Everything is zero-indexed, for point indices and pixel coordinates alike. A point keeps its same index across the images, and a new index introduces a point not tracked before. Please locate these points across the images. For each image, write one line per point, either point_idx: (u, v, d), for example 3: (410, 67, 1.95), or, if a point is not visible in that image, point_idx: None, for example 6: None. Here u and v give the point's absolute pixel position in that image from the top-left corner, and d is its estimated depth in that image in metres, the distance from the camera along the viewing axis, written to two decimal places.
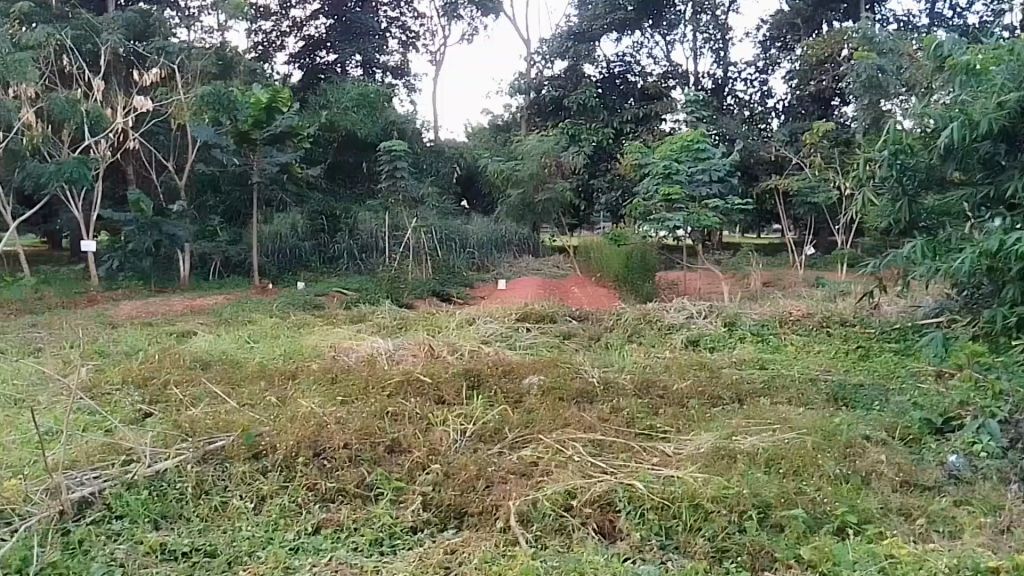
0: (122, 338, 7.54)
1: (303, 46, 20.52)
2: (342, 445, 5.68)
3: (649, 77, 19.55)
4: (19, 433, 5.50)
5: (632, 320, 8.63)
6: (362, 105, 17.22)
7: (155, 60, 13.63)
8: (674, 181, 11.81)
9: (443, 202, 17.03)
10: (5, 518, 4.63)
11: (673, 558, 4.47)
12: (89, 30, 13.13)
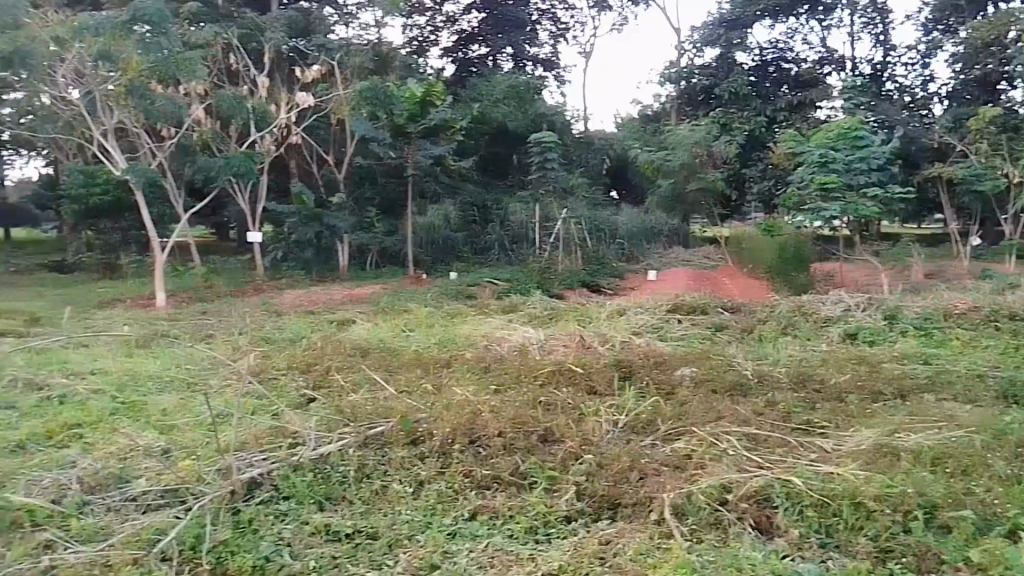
0: (286, 326, 8.13)
1: (456, 40, 20.02)
2: (497, 433, 5.40)
3: (803, 64, 18.89)
4: (193, 416, 5.41)
5: (786, 312, 8.72)
6: (511, 96, 17.35)
7: (316, 57, 14.22)
8: (831, 171, 11.86)
9: (593, 191, 17.39)
10: (180, 496, 4.40)
11: (835, 558, 4.15)
12: (254, 29, 14.04)
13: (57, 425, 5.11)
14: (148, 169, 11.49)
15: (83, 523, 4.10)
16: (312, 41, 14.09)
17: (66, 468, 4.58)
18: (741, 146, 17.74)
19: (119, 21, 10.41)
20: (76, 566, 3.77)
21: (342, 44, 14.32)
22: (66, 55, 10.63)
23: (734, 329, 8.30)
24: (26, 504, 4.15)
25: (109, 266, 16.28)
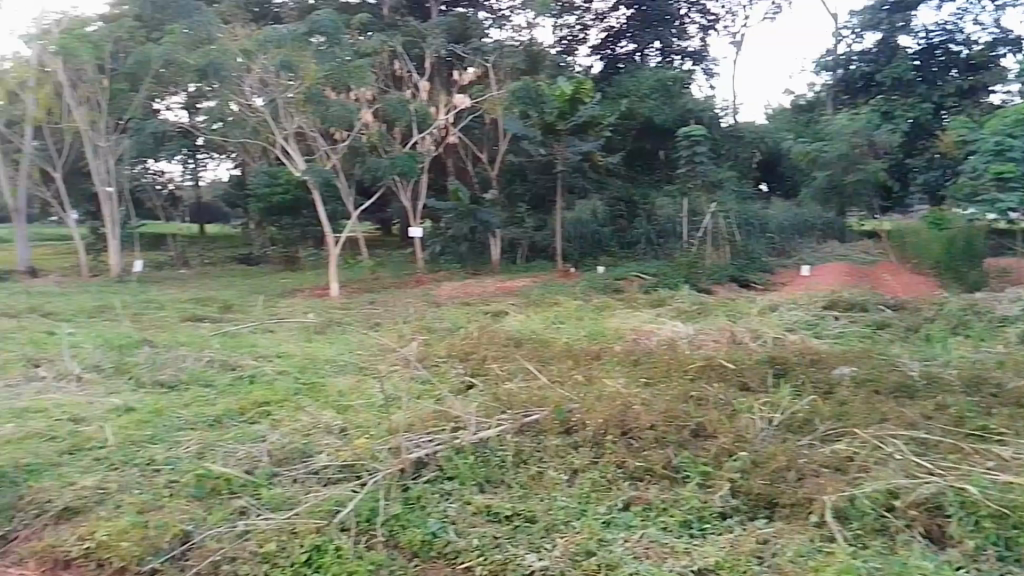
0: (445, 316, 8.59)
1: (604, 38, 20.11)
2: (650, 426, 5.40)
3: (975, 45, 17.32)
4: (366, 398, 5.80)
5: (956, 311, 8.28)
6: (659, 91, 17.09)
7: (472, 60, 15.00)
8: (1009, 158, 11.23)
9: (742, 184, 17.19)
10: (356, 471, 4.73)
11: (1017, 574, 3.88)
12: (416, 35, 14.90)
13: (248, 402, 5.60)
14: (322, 170, 12.48)
15: (272, 492, 4.46)
16: (470, 45, 14.83)
17: (257, 441, 5.03)
18: (905, 134, 16.63)
19: (299, 33, 11.38)
20: (266, 532, 4.10)
21: (495, 45, 14.96)
22: (252, 66, 11.94)
23: (898, 328, 7.90)
24: (223, 473, 4.57)
25: (290, 260, 18.10)
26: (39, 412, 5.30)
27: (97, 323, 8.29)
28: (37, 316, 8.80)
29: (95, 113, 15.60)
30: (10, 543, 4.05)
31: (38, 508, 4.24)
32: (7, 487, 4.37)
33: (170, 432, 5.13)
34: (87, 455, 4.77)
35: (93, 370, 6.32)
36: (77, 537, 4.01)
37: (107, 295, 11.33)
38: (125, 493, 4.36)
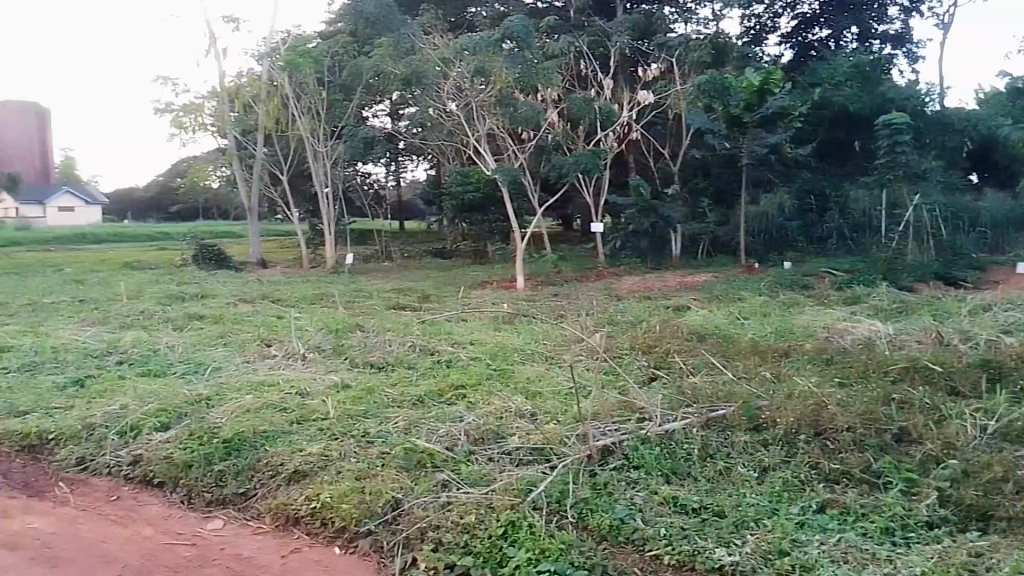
0: (629, 309, 8.74)
1: (796, 25, 19.40)
2: (846, 427, 5.18)
3: None
4: (553, 385, 6.04)
5: None
6: (854, 77, 16.49)
7: (657, 55, 14.95)
8: None
9: (948, 175, 15.92)
10: (545, 454, 4.99)
11: None
12: (602, 34, 15.10)
13: (446, 385, 6.00)
14: (512, 169, 13.04)
15: (470, 469, 4.81)
16: (655, 41, 14.81)
17: (454, 421, 5.41)
18: None
19: (494, 39, 12.18)
20: (467, 504, 4.43)
21: (682, 40, 14.77)
22: (450, 74, 12.71)
23: None
24: (427, 449, 5.01)
25: (479, 253, 19.29)
26: (273, 385, 6.00)
27: (317, 309, 9.21)
28: (266, 302, 9.91)
29: (316, 123, 17.44)
30: (250, 500, 4.69)
31: (272, 469, 4.85)
32: (249, 449, 5.04)
33: (379, 409, 5.61)
34: (311, 426, 5.35)
35: (316, 350, 7.03)
36: (304, 498, 4.59)
37: (321, 284, 12.52)
38: (344, 461, 4.88)
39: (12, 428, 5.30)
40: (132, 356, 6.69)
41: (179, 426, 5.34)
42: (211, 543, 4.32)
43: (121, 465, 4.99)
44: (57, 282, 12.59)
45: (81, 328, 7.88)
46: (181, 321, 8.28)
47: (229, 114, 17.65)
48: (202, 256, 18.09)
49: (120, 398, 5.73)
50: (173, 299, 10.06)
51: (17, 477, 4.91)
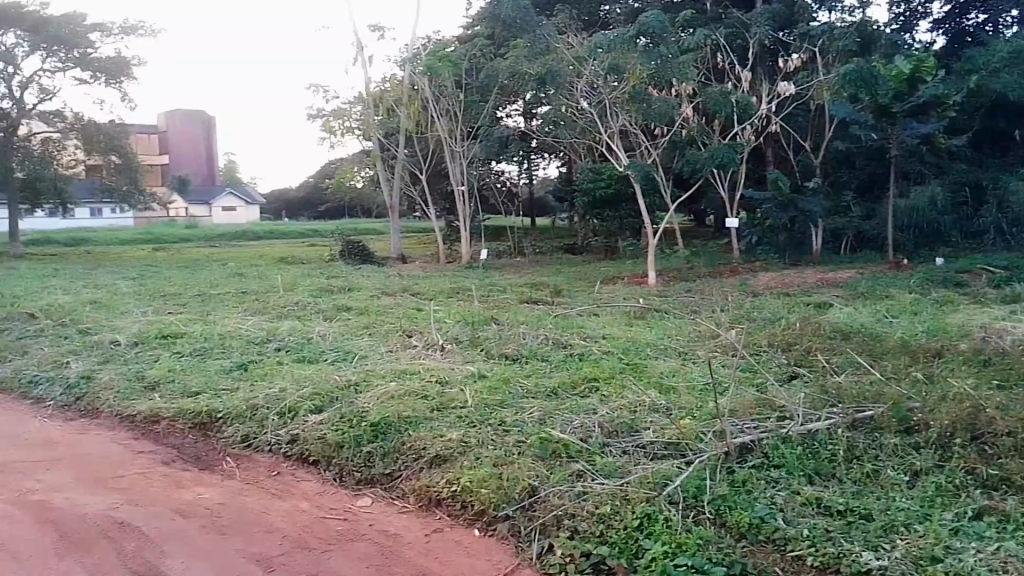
0: (768, 306, 8.58)
1: (949, 9, 18.37)
2: (1007, 432, 4.83)
3: None
4: (686, 380, 6.02)
5: None
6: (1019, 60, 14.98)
7: (799, 46, 14.61)
8: None
9: None
10: (680, 450, 5.01)
11: None
12: (740, 26, 14.83)
13: (578, 377, 6.10)
14: (643, 165, 12.92)
15: (604, 460, 4.90)
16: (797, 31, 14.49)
17: (589, 413, 5.52)
18: None
19: (629, 35, 12.13)
20: (602, 495, 4.49)
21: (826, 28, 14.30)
22: (583, 72, 13.06)
23: None
24: (562, 439, 5.15)
25: (611, 248, 19.38)
26: (415, 373, 6.29)
27: (455, 302, 9.57)
28: (406, 295, 10.36)
29: (454, 125, 18.10)
30: (396, 480, 5.01)
31: (416, 453, 5.16)
32: (395, 432, 5.36)
33: (515, 398, 5.79)
34: (450, 413, 5.59)
35: (454, 341, 7.29)
36: (446, 481, 4.85)
37: (457, 279, 12.99)
38: (483, 448, 5.10)
39: (186, 407, 5.84)
40: (288, 344, 7.19)
41: (331, 409, 5.70)
42: (361, 519, 4.67)
43: (280, 443, 5.41)
44: (219, 276, 13.75)
45: (243, 317, 8.55)
46: (331, 312, 8.82)
47: (374, 119, 18.76)
48: (347, 252, 19.14)
49: (279, 382, 6.19)
50: (323, 291, 10.74)
51: (191, 451, 5.44)
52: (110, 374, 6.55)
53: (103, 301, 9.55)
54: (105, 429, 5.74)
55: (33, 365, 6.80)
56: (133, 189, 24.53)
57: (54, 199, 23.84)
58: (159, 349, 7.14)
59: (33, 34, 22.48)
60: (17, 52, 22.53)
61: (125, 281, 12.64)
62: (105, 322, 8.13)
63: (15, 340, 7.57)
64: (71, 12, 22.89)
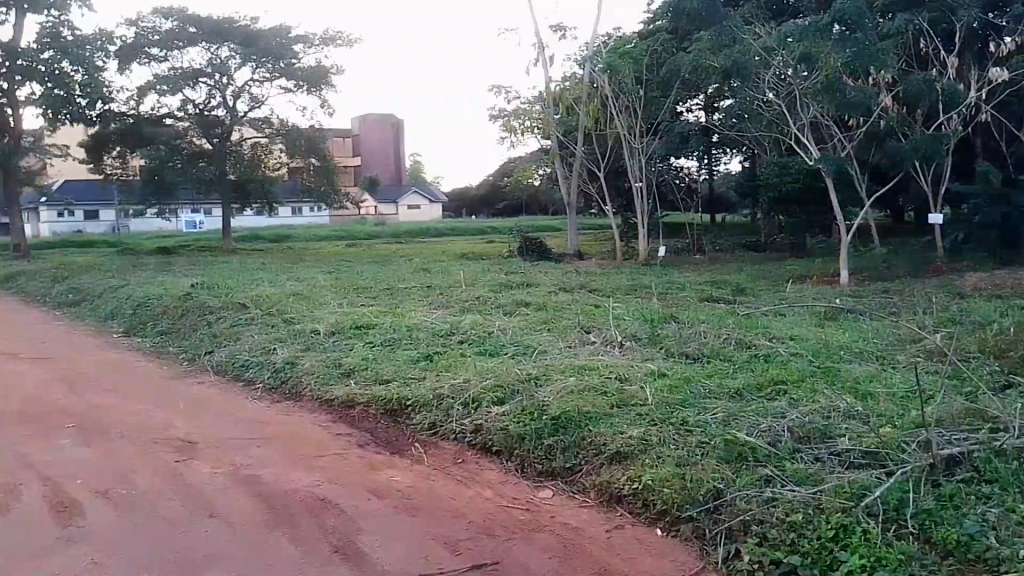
0: (975, 310, 7.99)
1: None
2: None
3: None
4: (887, 388, 5.70)
5: None
6: None
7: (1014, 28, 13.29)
8: None
9: None
10: (880, 460, 4.71)
11: None
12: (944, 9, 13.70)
13: (765, 379, 5.95)
14: (838, 158, 12.91)
15: (795, 466, 4.69)
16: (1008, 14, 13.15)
17: (777, 417, 5.34)
18: None
19: (824, 23, 12.25)
20: (793, 503, 4.29)
21: None
22: (771, 63, 13.30)
23: None
24: (749, 442, 4.99)
25: (797, 246, 19.93)
26: (593, 369, 6.33)
27: (632, 299, 9.57)
28: (585, 292, 10.47)
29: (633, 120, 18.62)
30: (576, 474, 5.06)
31: (596, 448, 5.17)
32: (575, 427, 5.39)
33: (697, 398, 5.69)
34: (631, 410, 5.58)
35: (633, 338, 7.30)
36: (627, 478, 4.83)
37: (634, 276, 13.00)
38: (665, 447, 5.03)
39: (378, 393, 6.19)
40: (470, 337, 7.44)
41: (513, 402, 5.83)
42: (542, 510, 4.75)
43: (465, 432, 5.60)
44: (411, 270, 14.58)
45: (430, 310, 8.96)
46: (511, 307, 9.07)
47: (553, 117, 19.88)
48: (525, 249, 19.70)
49: (463, 372, 6.42)
50: (503, 287, 11.05)
51: (383, 436, 5.76)
52: (310, 361, 7.05)
53: (303, 294, 10.28)
54: (307, 412, 6.20)
55: (246, 350, 7.45)
56: (330, 189, 26.63)
57: (261, 198, 26.44)
58: (353, 339, 7.61)
59: (245, 46, 24.64)
60: (231, 63, 24.73)
61: (323, 275, 13.63)
62: (307, 313, 8.76)
63: (231, 327, 8.29)
64: (278, 26, 24.83)
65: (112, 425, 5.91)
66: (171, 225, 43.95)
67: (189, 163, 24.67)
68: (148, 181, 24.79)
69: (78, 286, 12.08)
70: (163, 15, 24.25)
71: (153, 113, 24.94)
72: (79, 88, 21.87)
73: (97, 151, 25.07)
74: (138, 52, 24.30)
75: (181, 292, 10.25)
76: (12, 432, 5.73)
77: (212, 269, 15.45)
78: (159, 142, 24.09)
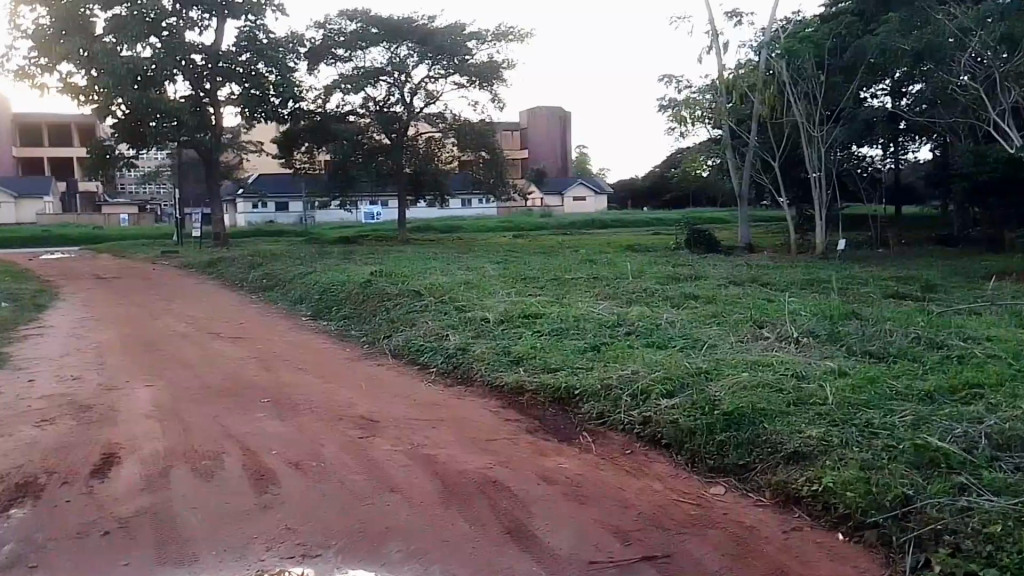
0: None
1: None
2: None
3: None
4: None
5: None
6: None
7: None
8: None
9: None
10: None
11: None
12: None
13: (958, 383, 5.61)
14: None
15: (993, 476, 4.35)
16: None
17: (973, 422, 5.00)
18: None
19: None
20: (991, 514, 3.99)
21: None
22: None
23: None
24: (941, 448, 4.68)
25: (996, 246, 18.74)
26: (768, 365, 6.20)
27: (807, 295, 9.28)
28: (757, 286, 10.28)
29: (812, 106, 18.61)
30: (751, 472, 4.93)
31: (772, 447, 5.02)
32: (750, 424, 5.26)
33: (882, 399, 5.45)
34: (809, 409, 5.40)
35: (810, 335, 7.14)
36: (805, 479, 4.66)
37: (807, 270, 12.55)
38: (847, 449, 4.81)
39: (546, 381, 6.33)
40: (637, 328, 7.48)
41: (683, 395, 5.79)
42: (713, 507, 4.66)
43: (633, 424, 5.61)
44: (580, 261, 14.80)
45: (597, 301, 9.09)
46: (679, 301, 9.08)
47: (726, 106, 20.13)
48: (693, 240, 19.63)
49: (631, 364, 6.44)
50: (670, 279, 11.01)
51: (551, 423, 5.88)
52: (480, 348, 7.30)
53: (474, 282, 10.70)
54: (477, 397, 6.44)
55: (421, 336, 7.83)
56: (499, 183, 27.38)
57: (434, 190, 27.95)
58: (521, 327, 7.83)
59: (422, 45, 25.69)
60: (409, 62, 25.87)
61: (493, 264, 14.10)
62: (477, 301, 9.09)
63: (406, 312, 8.74)
64: (453, 24, 25.76)
65: (302, 401, 6.39)
66: (350, 216, 47.21)
67: (369, 157, 26.12)
68: (332, 175, 26.50)
69: (271, 272, 13.12)
70: (348, 18, 25.82)
71: (338, 111, 26.50)
72: (273, 87, 24.13)
73: (287, 148, 27.05)
74: (325, 53, 26.01)
75: (361, 279, 10.90)
76: (217, 404, 6.32)
77: (391, 258, 16.36)
78: (342, 138, 25.53)
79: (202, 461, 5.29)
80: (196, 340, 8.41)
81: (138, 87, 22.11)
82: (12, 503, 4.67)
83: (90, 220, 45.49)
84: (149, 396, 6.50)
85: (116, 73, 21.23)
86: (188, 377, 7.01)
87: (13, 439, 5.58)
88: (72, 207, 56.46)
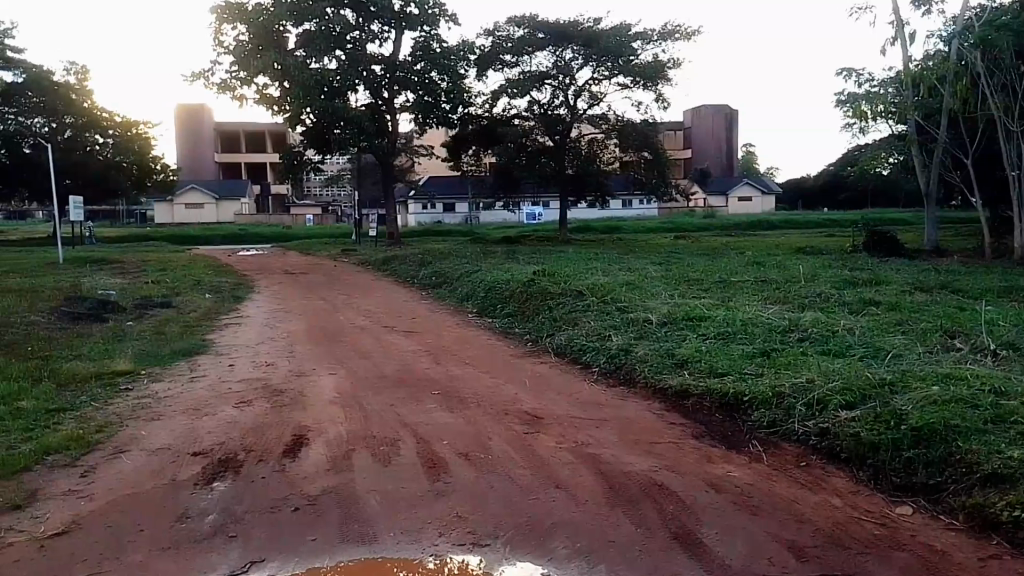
0: None
1: None
2: None
3: None
4: None
5: None
6: None
7: None
8: None
9: None
10: None
11: None
12: None
13: None
14: None
15: None
16: None
17: None
18: None
19: None
20: None
21: None
22: None
23: None
24: None
25: None
26: (961, 379, 5.82)
27: (1005, 304, 8.60)
28: (944, 293, 9.64)
29: (1011, 100, 17.47)
30: (942, 493, 4.61)
31: (967, 466, 4.67)
32: (941, 441, 4.92)
33: None
34: (1010, 428, 5.00)
35: (1008, 348, 6.70)
36: (1006, 502, 4.30)
37: (1003, 275, 11.62)
38: None
39: (713, 386, 6.26)
40: (812, 335, 7.26)
41: (865, 407, 5.52)
42: (900, 527, 4.38)
43: (809, 434, 5.42)
44: (745, 262, 14.44)
45: (765, 305, 8.88)
46: (857, 306, 8.71)
47: (911, 100, 18.82)
48: (872, 244, 18.67)
49: (806, 372, 6.24)
50: (846, 283, 10.51)
51: (719, 429, 5.79)
52: (644, 349, 7.32)
53: (635, 283, 10.67)
54: (642, 398, 6.45)
55: (584, 336, 7.95)
56: (662, 182, 27.28)
57: (597, 189, 27.60)
58: (685, 329, 7.78)
59: (588, 47, 25.86)
60: (573, 65, 26.32)
61: (656, 265, 14.05)
62: (639, 301, 9.11)
63: (569, 312, 8.88)
64: (618, 25, 25.76)
65: (470, 395, 6.63)
66: (514, 217, 48.73)
67: (533, 159, 26.41)
68: (498, 177, 27.41)
69: (440, 270, 13.72)
70: (516, 24, 26.35)
71: (505, 115, 27.12)
72: (445, 94, 25.13)
73: (456, 151, 28.08)
74: (494, 60, 26.71)
75: (525, 277, 11.18)
76: (392, 394, 6.68)
77: (555, 257, 16.66)
78: (508, 140, 26.18)
79: (380, 447, 5.61)
80: (371, 334, 8.94)
81: (324, 97, 23.60)
82: (216, 476, 5.15)
83: (279, 220, 49.55)
84: (331, 383, 6.98)
85: (306, 85, 22.91)
86: (367, 368, 7.45)
87: (216, 418, 6.16)
88: (264, 207, 61.73)
